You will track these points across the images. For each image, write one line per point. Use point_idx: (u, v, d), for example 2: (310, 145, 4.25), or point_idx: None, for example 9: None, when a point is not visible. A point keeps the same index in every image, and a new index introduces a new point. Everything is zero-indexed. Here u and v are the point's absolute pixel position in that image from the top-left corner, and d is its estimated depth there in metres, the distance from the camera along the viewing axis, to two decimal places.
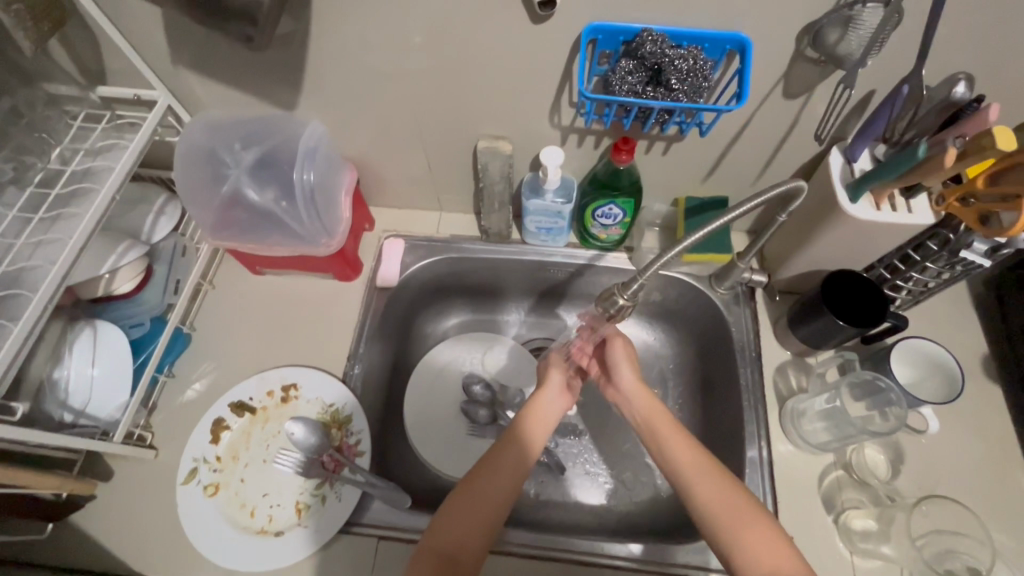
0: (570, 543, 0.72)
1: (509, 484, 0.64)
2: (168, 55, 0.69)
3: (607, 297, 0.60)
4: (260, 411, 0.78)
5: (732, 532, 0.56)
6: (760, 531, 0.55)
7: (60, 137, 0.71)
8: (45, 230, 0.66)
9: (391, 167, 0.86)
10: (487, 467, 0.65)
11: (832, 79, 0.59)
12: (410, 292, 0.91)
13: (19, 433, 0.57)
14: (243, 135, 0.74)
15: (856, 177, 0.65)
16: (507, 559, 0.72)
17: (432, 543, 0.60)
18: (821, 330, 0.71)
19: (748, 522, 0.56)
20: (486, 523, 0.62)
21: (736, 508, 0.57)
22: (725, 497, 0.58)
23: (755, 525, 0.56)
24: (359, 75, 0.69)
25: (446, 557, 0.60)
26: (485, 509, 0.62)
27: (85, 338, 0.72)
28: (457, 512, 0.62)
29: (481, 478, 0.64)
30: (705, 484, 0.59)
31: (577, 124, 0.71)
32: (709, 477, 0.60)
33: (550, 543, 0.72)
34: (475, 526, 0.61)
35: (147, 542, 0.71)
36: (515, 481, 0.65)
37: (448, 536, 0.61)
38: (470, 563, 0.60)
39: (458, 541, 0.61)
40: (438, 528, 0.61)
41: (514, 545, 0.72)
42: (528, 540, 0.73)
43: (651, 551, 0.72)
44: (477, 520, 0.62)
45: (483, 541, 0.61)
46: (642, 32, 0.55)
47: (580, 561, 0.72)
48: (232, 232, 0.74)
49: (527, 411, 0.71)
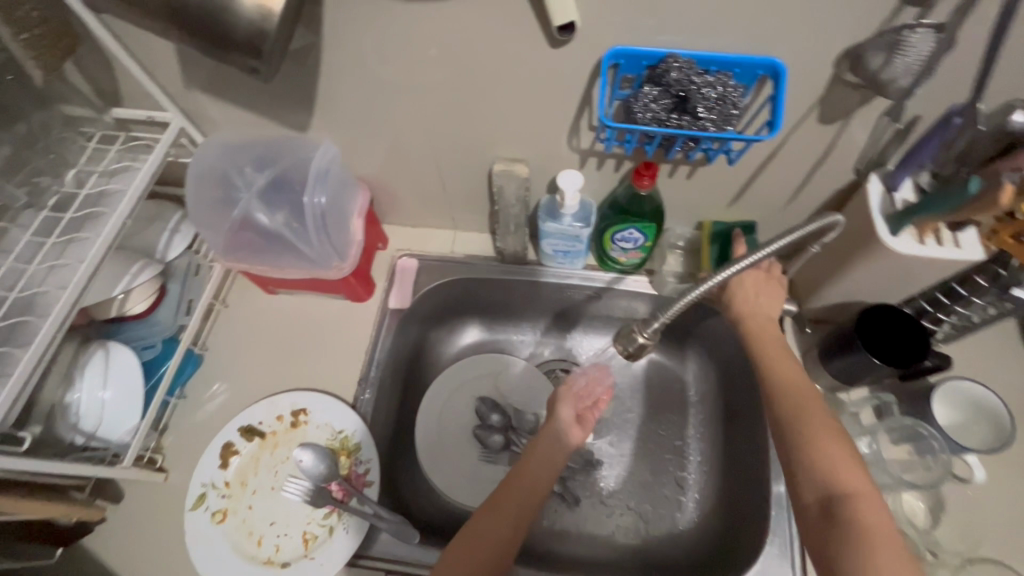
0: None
1: (519, 517, 0.62)
2: (181, 77, 0.68)
3: (627, 336, 0.59)
4: (269, 436, 0.77)
5: (806, 449, 0.54)
6: (838, 448, 0.53)
7: (75, 159, 0.71)
8: (58, 254, 0.65)
9: (405, 187, 0.84)
10: (498, 499, 0.64)
11: (872, 105, 0.55)
12: (423, 313, 0.90)
13: (27, 463, 0.57)
14: (255, 157, 0.73)
15: (897, 208, 0.60)
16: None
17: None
18: (855, 367, 0.67)
19: (824, 437, 0.54)
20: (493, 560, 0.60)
21: (825, 433, 0.54)
22: (812, 418, 0.56)
23: (836, 446, 0.53)
24: (372, 97, 0.67)
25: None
26: (494, 545, 0.61)
27: (98, 361, 0.72)
28: (466, 548, 0.60)
29: (494, 511, 0.63)
30: (801, 404, 0.58)
31: (596, 148, 0.68)
32: (811, 403, 0.57)
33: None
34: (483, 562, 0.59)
35: (155, 569, 0.70)
36: (524, 517, 0.63)
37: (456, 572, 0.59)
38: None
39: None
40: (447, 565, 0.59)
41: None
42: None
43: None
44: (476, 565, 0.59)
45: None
46: (668, 57, 0.52)
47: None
48: (243, 255, 0.73)
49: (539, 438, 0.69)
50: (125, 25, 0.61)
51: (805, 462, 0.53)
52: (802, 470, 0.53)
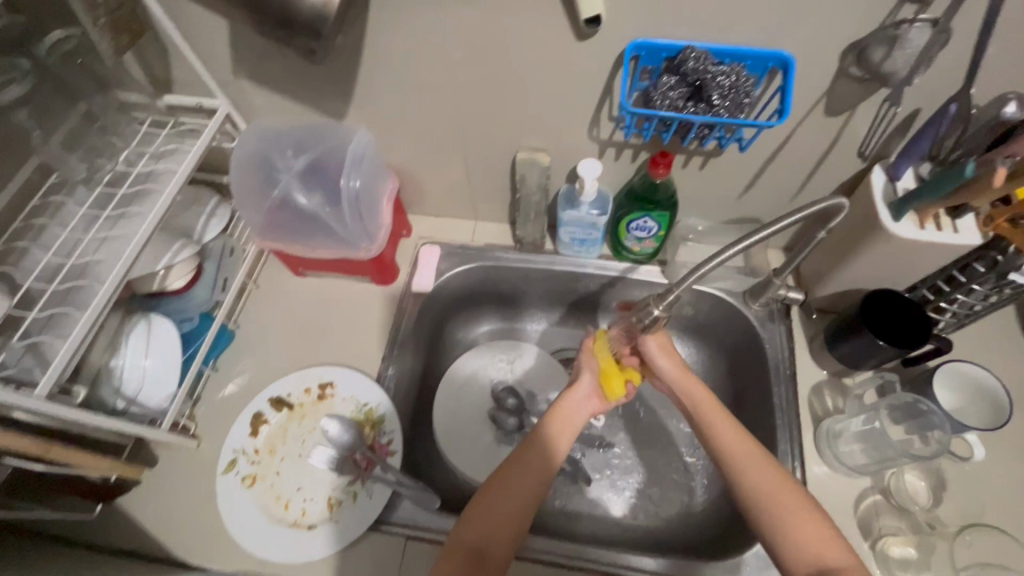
0: (593, 553, 0.72)
1: (532, 477, 0.64)
2: (229, 65, 0.73)
3: (643, 307, 0.62)
4: (297, 407, 0.81)
5: (774, 518, 0.58)
6: (807, 524, 0.57)
7: (128, 140, 0.76)
8: (111, 227, 0.70)
9: (430, 176, 0.88)
10: (510, 463, 0.66)
11: (875, 97, 0.59)
12: (444, 298, 0.94)
13: (80, 415, 0.61)
14: (294, 142, 0.78)
15: (899, 196, 0.64)
16: (530, 565, 0.72)
17: (459, 537, 0.60)
18: (860, 350, 0.70)
19: (793, 507, 0.58)
20: (513, 517, 0.62)
21: (782, 489, 0.60)
22: (777, 488, 0.60)
23: (797, 512, 0.58)
24: (405, 87, 0.72)
25: (474, 553, 0.59)
26: (512, 502, 0.62)
27: (141, 330, 0.76)
28: (482, 508, 0.62)
29: (508, 475, 0.64)
30: (750, 468, 0.62)
31: (615, 138, 0.72)
32: (780, 492, 0.59)
33: (568, 547, 0.72)
34: (497, 522, 0.61)
35: (187, 528, 0.73)
36: (539, 478, 0.64)
37: (475, 530, 0.60)
38: (497, 561, 0.60)
39: (484, 537, 0.60)
40: (463, 524, 0.62)
41: (532, 549, 0.72)
42: (547, 545, 0.72)
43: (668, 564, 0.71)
44: (509, 512, 0.62)
45: (507, 537, 0.61)
46: (685, 49, 0.56)
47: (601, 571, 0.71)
48: (279, 234, 0.78)
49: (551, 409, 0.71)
50: (184, 17, 0.66)
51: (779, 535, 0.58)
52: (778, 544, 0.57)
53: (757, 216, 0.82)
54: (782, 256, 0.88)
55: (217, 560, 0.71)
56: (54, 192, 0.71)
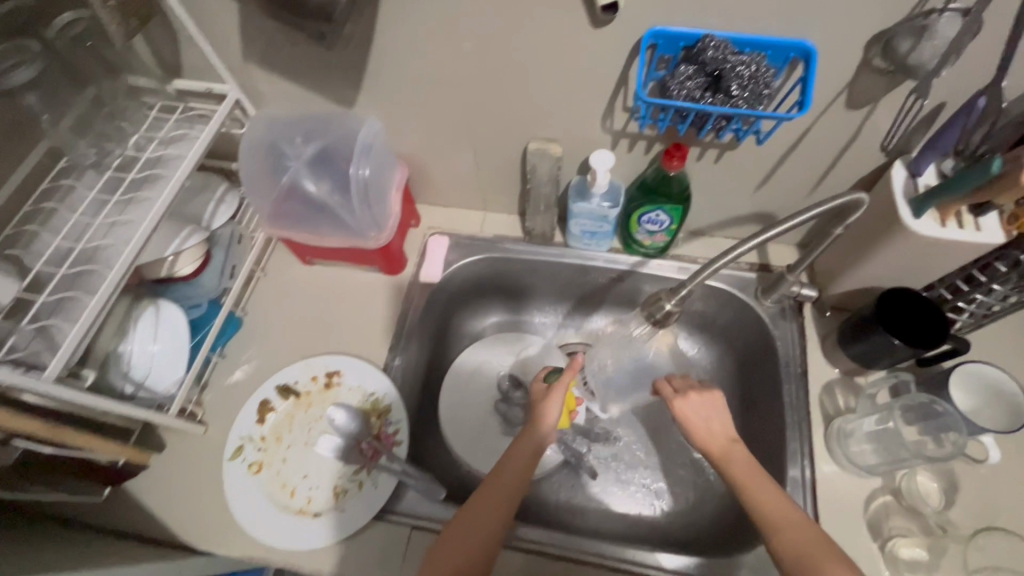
0: (581, 544, 0.71)
1: (506, 505, 0.63)
2: (238, 50, 0.72)
3: (653, 303, 0.60)
4: (304, 395, 0.81)
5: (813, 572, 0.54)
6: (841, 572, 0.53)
7: (137, 126, 0.75)
8: (120, 212, 0.70)
9: (439, 165, 0.87)
10: (485, 489, 0.64)
11: (900, 90, 0.58)
12: (451, 289, 0.93)
13: (89, 398, 0.61)
14: (304, 128, 0.77)
15: (920, 192, 0.63)
16: (524, 555, 0.71)
17: (435, 565, 0.59)
18: (873, 349, 0.69)
19: (827, 558, 0.54)
20: (488, 544, 0.60)
21: (809, 541, 0.56)
22: (810, 544, 0.56)
23: (833, 566, 0.54)
24: (416, 74, 0.71)
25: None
26: (478, 534, 0.61)
27: (148, 317, 0.76)
28: (457, 535, 0.61)
29: (483, 501, 0.63)
30: (788, 528, 0.58)
31: (629, 129, 0.71)
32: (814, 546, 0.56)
33: (558, 539, 0.72)
34: (473, 549, 0.60)
35: (194, 514, 0.74)
36: (511, 505, 0.63)
37: (451, 558, 0.59)
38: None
39: (460, 564, 0.59)
40: (439, 550, 0.60)
41: (522, 539, 0.71)
42: (536, 535, 0.72)
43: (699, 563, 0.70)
44: (476, 540, 0.60)
45: (483, 565, 0.59)
46: (705, 38, 0.55)
47: (585, 561, 0.71)
48: (286, 222, 0.77)
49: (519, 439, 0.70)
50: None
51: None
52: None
53: (772, 211, 0.81)
54: (795, 252, 0.87)
55: (224, 546, 0.72)
56: (64, 176, 0.71)
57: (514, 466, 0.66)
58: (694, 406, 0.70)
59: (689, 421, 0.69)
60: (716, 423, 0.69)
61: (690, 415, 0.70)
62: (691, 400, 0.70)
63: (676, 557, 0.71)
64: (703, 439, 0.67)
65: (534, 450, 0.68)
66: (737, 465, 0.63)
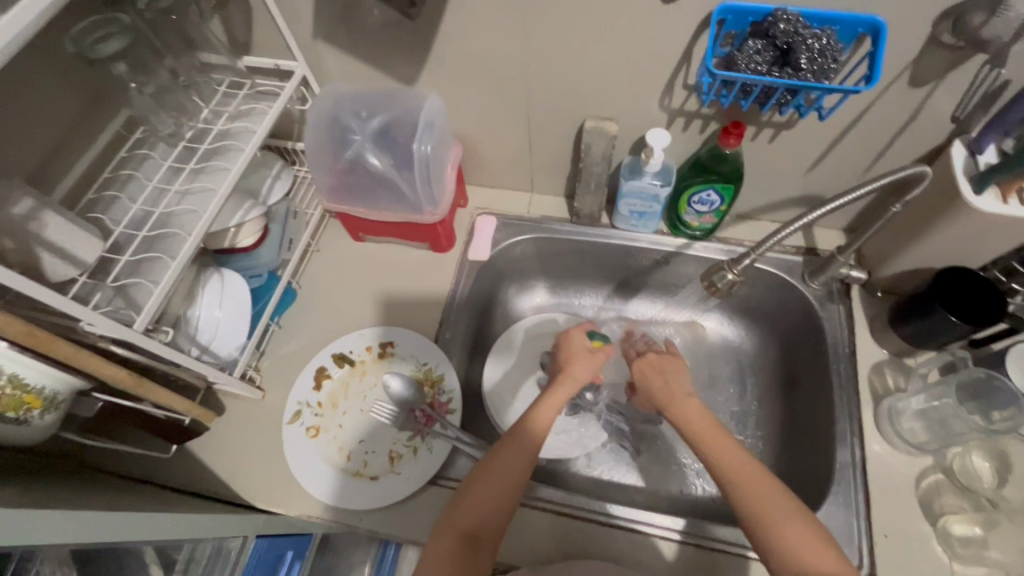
0: (588, 502, 0.72)
1: (522, 462, 0.63)
2: (311, 27, 0.75)
3: (715, 271, 0.65)
4: (358, 364, 0.84)
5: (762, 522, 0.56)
6: (800, 532, 0.54)
7: (208, 100, 0.78)
8: (193, 180, 0.71)
9: (492, 145, 0.89)
10: (503, 446, 0.64)
11: (967, 65, 0.59)
12: (498, 268, 0.95)
13: (172, 353, 0.63)
14: (368, 104, 0.79)
15: (981, 170, 0.64)
16: (554, 517, 0.72)
17: (453, 521, 0.60)
18: (927, 327, 0.71)
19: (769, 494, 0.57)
20: (505, 499, 0.61)
21: (770, 495, 0.57)
22: (768, 499, 0.57)
23: (796, 521, 0.55)
24: (480, 53, 0.73)
25: (468, 537, 0.59)
26: (499, 489, 0.61)
27: (215, 283, 0.77)
28: (476, 493, 0.61)
29: (502, 457, 0.63)
30: (747, 486, 0.58)
31: (687, 107, 0.73)
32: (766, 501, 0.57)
33: (575, 500, 0.72)
34: (493, 504, 0.61)
35: (255, 476, 0.76)
36: (528, 462, 0.64)
37: (471, 514, 0.60)
38: (492, 540, 0.60)
39: (480, 519, 0.60)
40: (458, 507, 0.61)
41: (539, 499, 0.72)
42: (557, 497, 0.73)
43: (685, 523, 0.70)
44: (497, 496, 0.61)
45: (502, 519, 0.61)
46: (777, 11, 0.57)
47: (595, 520, 0.71)
48: (347, 196, 0.81)
49: (543, 395, 0.71)
50: None
51: (769, 545, 0.54)
52: (768, 549, 0.54)
53: (820, 194, 0.82)
54: (841, 235, 0.88)
55: (284, 505, 0.75)
56: (139, 147, 0.75)
57: (534, 425, 0.67)
58: (652, 365, 0.77)
59: (644, 374, 0.76)
60: (676, 380, 0.74)
61: (649, 369, 0.76)
62: (649, 359, 0.78)
63: (676, 518, 0.71)
64: (667, 387, 0.72)
65: (552, 407, 0.69)
66: (688, 415, 0.67)
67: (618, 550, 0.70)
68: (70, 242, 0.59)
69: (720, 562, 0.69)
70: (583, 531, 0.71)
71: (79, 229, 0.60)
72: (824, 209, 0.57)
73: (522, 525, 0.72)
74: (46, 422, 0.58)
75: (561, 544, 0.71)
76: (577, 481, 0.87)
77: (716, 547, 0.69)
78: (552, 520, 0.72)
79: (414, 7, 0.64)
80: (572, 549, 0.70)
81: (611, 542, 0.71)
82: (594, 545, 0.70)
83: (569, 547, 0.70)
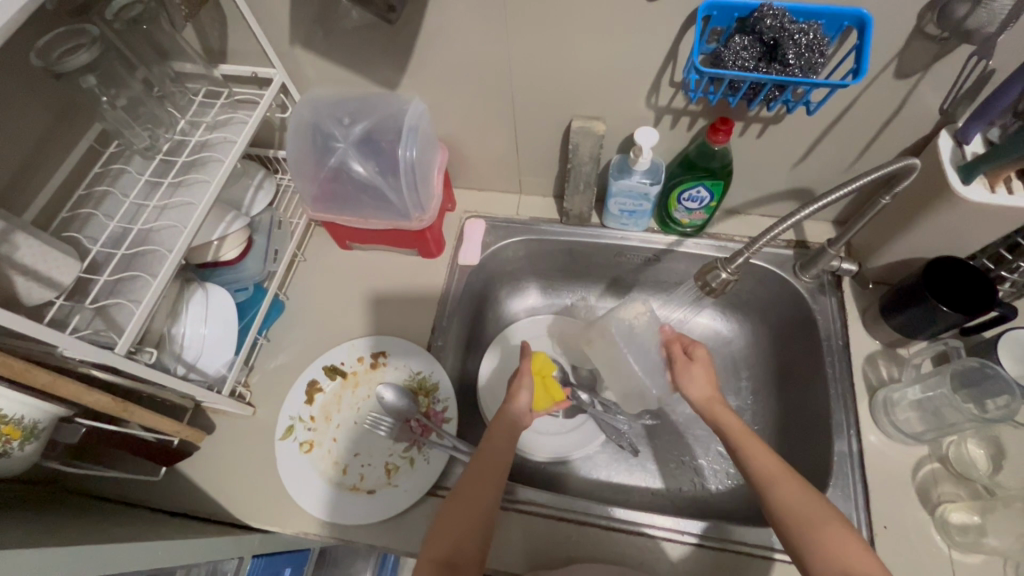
0: (590, 507, 0.72)
1: (489, 488, 0.63)
2: (288, 33, 0.74)
3: (708, 271, 0.64)
4: (350, 375, 0.83)
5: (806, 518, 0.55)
6: (830, 524, 0.55)
7: (184, 111, 0.76)
8: (171, 194, 0.69)
9: (478, 147, 0.88)
10: (467, 476, 0.64)
11: (953, 56, 0.59)
12: (489, 272, 0.94)
13: (155, 375, 0.61)
14: (350, 110, 0.77)
15: (968, 160, 0.64)
16: (556, 523, 0.71)
17: (428, 554, 0.58)
18: (920, 317, 0.71)
19: (796, 488, 0.58)
20: (478, 524, 0.60)
21: (801, 494, 0.57)
22: (803, 499, 0.57)
23: (819, 513, 0.56)
24: (462, 55, 0.72)
25: (446, 567, 0.57)
26: (470, 514, 0.61)
27: (199, 298, 0.74)
28: (447, 518, 0.60)
29: (468, 486, 0.63)
30: (784, 487, 0.58)
31: (674, 104, 0.72)
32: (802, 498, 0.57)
33: (577, 505, 0.72)
34: (467, 530, 0.59)
35: (249, 494, 0.75)
36: (496, 486, 0.63)
37: (445, 542, 0.58)
38: (470, 564, 0.58)
39: (455, 547, 0.58)
40: (433, 538, 0.59)
41: (542, 507, 0.72)
42: (554, 502, 0.72)
43: (704, 527, 0.70)
44: (468, 522, 0.60)
45: (477, 546, 0.59)
46: (762, 7, 0.56)
47: (597, 525, 0.71)
48: (332, 204, 0.80)
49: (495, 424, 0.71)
50: None
51: (807, 543, 0.54)
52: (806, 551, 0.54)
53: (808, 187, 0.82)
54: (831, 227, 0.88)
55: (280, 523, 0.73)
56: (114, 161, 0.73)
57: (492, 453, 0.66)
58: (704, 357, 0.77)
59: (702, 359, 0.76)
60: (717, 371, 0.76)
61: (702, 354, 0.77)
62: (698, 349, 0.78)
63: (695, 521, 0.70)
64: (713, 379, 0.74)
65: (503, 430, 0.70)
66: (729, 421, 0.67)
67: (620, 554, 0.70)
68: (45, 263, 0.56)
69: (723, 560, 0.69)
70: (588, 537, 0.71)
71: (54, 249, 0.57)
72: (816, 205, 0.57)
73: (524, 533, 0.71)
74: (28, 452, 0.56)
75: (566, 551, 0.70)
76: (578, 484, 0.86)
77: (740, 551, 0.68)
78: (554, 526, 0.71)
79: (393, 12, 0.63)
80: (577, 554, 0.70)
81: (612, 546, 0.70)
82: (597, 549, 0.70)
83: (574, 551, 0.70)
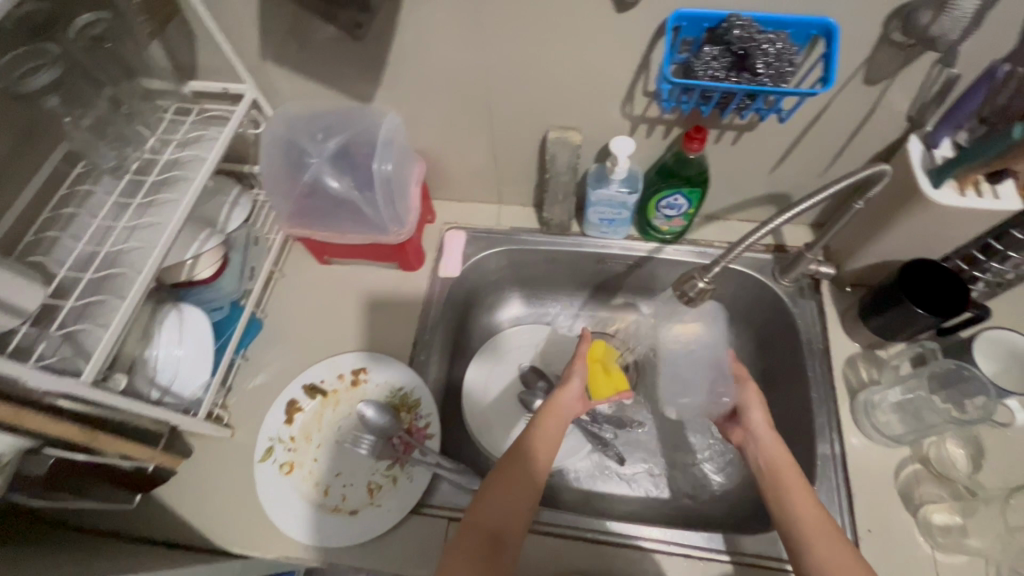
0: (591, 521, 0.71)
1: (541, 468, 0.63)
2: (258, 48, 0.73)
3: (686, 281, 0.64)
4: (331, 394, 0.82)
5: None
6: None
7: (153, 128, 0.74)
8: (141, 215, 0.67)
9: (455, 158, 0.88)
10: (518, 450, 0.64)
11: (919, 63, 0.60)
12: (470, 283, 0.93)
13: (123, 401, 0.60)
14: (324, 125, 0.76)
15: (938, 164, 0.65)
16: (546, 538, 0.70)
17: (478, 521, 0.59)
18: (897, 320, 0.71)
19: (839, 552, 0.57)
20: (527, 501, 0.61)
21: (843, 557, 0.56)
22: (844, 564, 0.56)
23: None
24: (435, 68, 0.72)
25: (493, 538, 0.58)
26: (521, 489, 0.61)
27: (174, 320, 0.73)
28: (498, 496, 0.61)
29: (519, 462, 0.63)
30: (826, 548, 0.57)
31: (648, 114, 0.72)
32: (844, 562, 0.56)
33: (573, 519, 0.71)
34: (516, 505, 0.60)
35: (228, 519, 0.73)
36: (545, 468, 0.64)
37: (495, 514, 0.59)
38: (515, 536, 0.59)
39: (502, 520, 0.59)
40: (482, 507, 0.60)
41: (542, 523, 0.71)
42: (544, 517, 0.71)
43: (724, 541, 0.69)
44: (518, 497, 0.61)
45: (523, 521, 0.60)
46: (730, 17, 0.57)
47: (599, 539, 0.70)
48: (309, 220, 0.78)
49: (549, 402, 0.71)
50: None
51: None
52: None
53: (785, 192, 0.83)
54: (808, 231, 0.89)
55: (262, 549, 0.71)
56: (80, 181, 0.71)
57: (545, 434, 0.67)
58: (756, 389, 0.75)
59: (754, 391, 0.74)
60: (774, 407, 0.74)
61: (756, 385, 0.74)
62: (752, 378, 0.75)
63: (714, 535, 0.70)
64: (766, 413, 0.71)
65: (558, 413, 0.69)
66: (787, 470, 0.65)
67: (611, 567, 0.69)
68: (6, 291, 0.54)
69: (711, 570, 0.68)
70: (585, 551, 0.70)
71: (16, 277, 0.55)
72: (790, 214, 0.57)
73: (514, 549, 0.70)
74: None
75: (560, 567, 0.69)
76: (565, 495, 0.85)
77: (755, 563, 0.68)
78: (541, 541, 0.70)
79: (359, 28, 0.63)
80: (567, 568, 0.69)
81: (602, 559, 0.69)
82: (586, 562, 0.69)
83: (564, 566, 0.69)
